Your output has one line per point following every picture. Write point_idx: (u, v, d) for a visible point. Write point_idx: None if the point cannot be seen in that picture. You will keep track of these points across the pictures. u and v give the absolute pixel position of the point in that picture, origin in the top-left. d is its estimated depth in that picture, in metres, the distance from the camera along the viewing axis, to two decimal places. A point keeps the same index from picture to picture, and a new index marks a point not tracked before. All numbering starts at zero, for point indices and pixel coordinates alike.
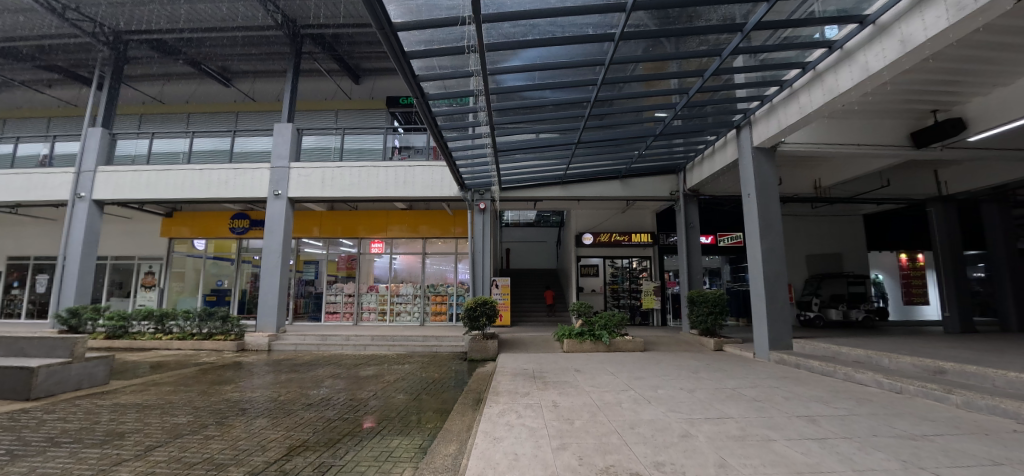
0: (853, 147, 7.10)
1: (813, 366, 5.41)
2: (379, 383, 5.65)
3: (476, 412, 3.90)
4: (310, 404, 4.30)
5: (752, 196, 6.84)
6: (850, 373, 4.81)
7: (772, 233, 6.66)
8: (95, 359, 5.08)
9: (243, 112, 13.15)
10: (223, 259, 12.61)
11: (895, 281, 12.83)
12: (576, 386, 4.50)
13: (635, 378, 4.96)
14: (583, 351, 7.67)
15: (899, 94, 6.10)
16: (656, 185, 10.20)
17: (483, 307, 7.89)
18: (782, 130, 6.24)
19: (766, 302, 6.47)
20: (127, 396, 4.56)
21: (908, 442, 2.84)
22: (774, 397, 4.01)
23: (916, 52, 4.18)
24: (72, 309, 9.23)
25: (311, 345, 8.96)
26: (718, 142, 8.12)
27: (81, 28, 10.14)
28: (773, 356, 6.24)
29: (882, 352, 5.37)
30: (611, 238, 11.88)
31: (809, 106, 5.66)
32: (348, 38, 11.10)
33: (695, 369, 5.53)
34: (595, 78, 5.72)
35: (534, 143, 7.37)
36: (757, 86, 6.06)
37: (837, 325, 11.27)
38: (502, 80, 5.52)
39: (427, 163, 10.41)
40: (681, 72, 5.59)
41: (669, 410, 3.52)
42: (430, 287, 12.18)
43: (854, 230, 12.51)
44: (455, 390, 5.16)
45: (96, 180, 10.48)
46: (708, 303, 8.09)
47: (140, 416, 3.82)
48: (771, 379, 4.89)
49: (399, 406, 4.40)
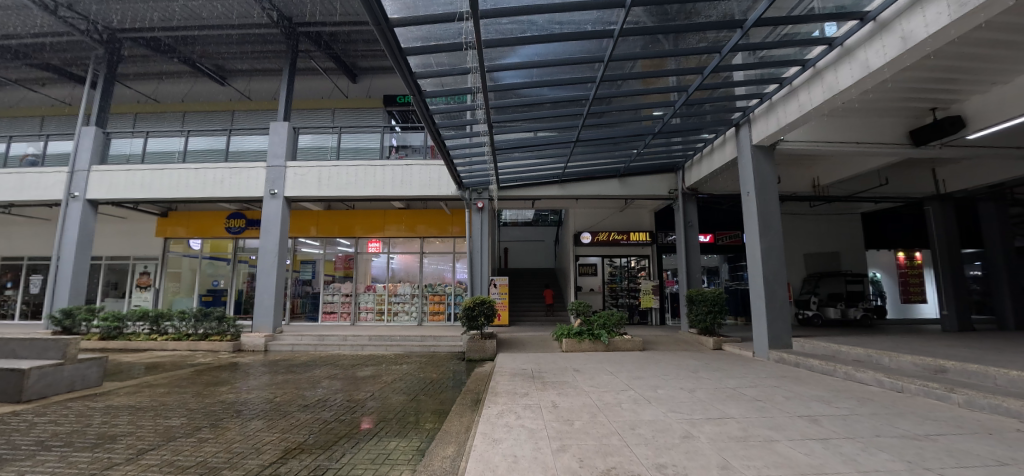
0: (852, 145, 7.07)
1: (813, 365, 5.38)
2: (376, 383, 5.60)
3: (474, 413, 3.86)
4: (307, 405, 4.24)
5: (751, 195, 6.82)
6: (850, 372, 4.79)
7: (771, 232, 6.64)
8: (88, 360, 5.01)
9: (239, 111, 13.05)
10: (219, 259, 12.52)
11: (893, 280, 12.85)
12: (575, 386, 4.46)
13: (635, 378, 4.92)
14: (582, 350, 7.64)
15: (899, 92, 6.08)
16: (654, 183, 10.17)
17: (481, 307, 7.84)
18: (781, 128, 6.21)
19: (765, 301, 6.45)
20: (120, 398, 4.49)
21: (912, 442, 2.81)
22: (775, 396, 3.98)
23: (917, 48, 4.15)
24: (66, 310, 9.14)
25: (308, 346, 8.90)
26: (717, 140, 8.09)
27: (74, 26, 10.02)
28: (773, 355, 6.22)
29: (882, 350, 5.35)
30: (610, 237, 11.85)
31: (809, 104, 5.63)
32: (345, 36, 11.02)
33: (695, 369, 5.50)
34: (593, 75, 5.66)
35: (532, 142, 7.32)
36: (756, 84, 6.03)
37: (835, 324, 11.26)
38: (500, 78, 5.47)
39: (424, 162, 10.35)
40: (681, 70, 5.55)
41: (670, 410, 3.48)
42: (427, 287, 12.12)
43: (852, 228, 12.52)
44: (453, 391, 5.11)
45: (90, 180, 10.37)
46: (707, 302, 8.07)
47: (133, 418, 3.75)
48: (772, 378, 4.87)
49: (397, 408, 4.35)
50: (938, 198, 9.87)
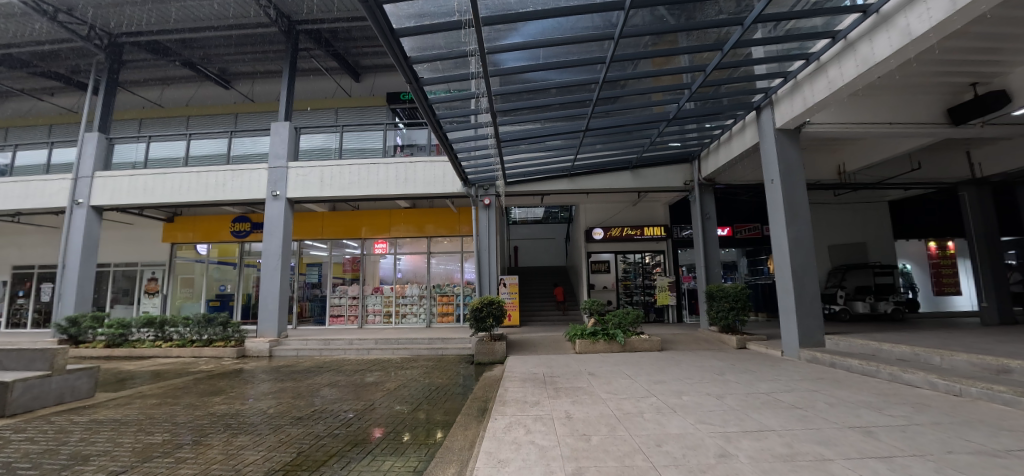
0: (886, 127, 6.49)
1: (852, 365, 4.91)
2: (378, 391, 5.29)
3: (480, 424, 3.53)
4: (301, 418, 3.94)
5: (776, 182, 6.34)
6: (897, 373, 4.34)
7: (799, 222, 6.15)
8: (77, 371, 4.80)
9: (242, 113, 12.92)
10: (225, 264, 12.43)
11: (924, 272, 12.05)
12: (590, 393, 4.08)
13: (655, 382, 4.53)
14: (596, 352, 7.25)
15: (937, 65, 5.55)
16: (668, 174, 9.71)
17: (490, 307, 7.48)
18: (808, 109, 5.73)
19: (794, 296, 5.98)
20: (107, 412, 4.26)
21: (993, 460, 2.38)
22: (816, 403, 3.56)
23: (969, 8, 3.65)
24: (72, 318, 9.07)
25: (313, 351, 8.65)
26: (735, 126, 7.64)
27: (75, 31, 9.91)
28: (804, 354, 5.74)
29: (930, 348, 4.87)
30: (623, 233, 11.40)
31: (839, 80, 5.15)
32: (345, 33, 10.78)
33: (721, 371, 5.07)
34: (603, 55, 5.23)
35: (538, 132, 6.95)
36: (780, 61, 5.57)
37: (864, 318, 10.68)
38: (501, 61, 5.08)
39: (428, 158, 10.05)
40: (696, 47, 5.12)
41: (699, 421, 3.09)
42: (435, 287, 11.85)
43: (879, 218, 11.86)
44: (460, 399, 4.77)
45: (94, 186, 10.31)
46: (729, 299, 7.58)
47: (112, 436, 3.51)
48: (808, 381, 4.41)
49: (398, 419, 4.02)
50: (974, 184, 9.28)
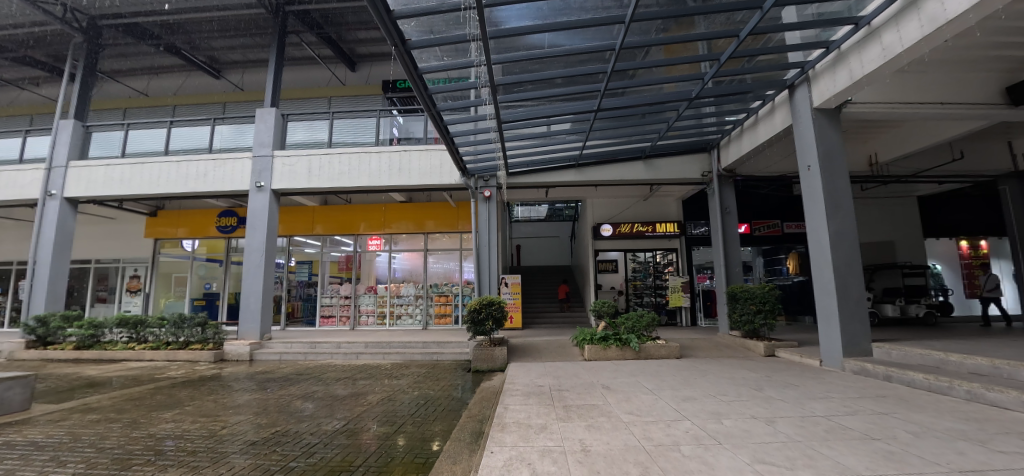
0: (936, 107, 5.72)
1: (915, 380, 4.18)
2: (357, 406, 4.57)
3: (472, 456, 2.82)
4: (256, 443, 3.24)
5: (813, 169, 5.61)
6: (978, 390, 3.60)
7: (841, 213, 5.40)
8: (7, 381, 4.13)
9: (231, 102, 12.35)
10: (212, 261, 11.78)
11: (955, 272, 11.29)
12: (608, 415, 3.37)
13: (684, 400, 3.80)
14: (607, 358, 6.52)
15: (1006, 34, 4.77)
16: (684, 165, 8.97)
17: (490, 309, 6.76)
18: (854, 83, 5.00)
19: (837, 298, 5.23)
20: (30, 430, 3.58)
21: None
22: (896, 432, 2.83)
23: None
24: (41, 318, 8.47)
25: (297, 355, 7.95)
26: (762, 109, 6.94)
27: (50, 12, 9.26)
28: (850, 365, 5.01)
29: (1010, 359, 4.13)
30: (633, 230, 10.63)
31: (896, 46, 4.40)
32: (339, 16, 10.18)
33: (758, 385, 4.33)
34: (621, 13, 4.47)
35: (545, 112, 6.18)
36: (826, 25, 4.81)
37: (893, 321, 9.87)
38: (501, 19, 4.38)
39: (424, 146, 9.37)
40: (728, 4, 4.33)
41: (756, 461, 2.36)
42: (433, 286, 11.15)
43: (907, 213, 11.05)
44: (452, 417, 4.05)
45: (68, 176, 9.68)
46: (755, 301, 6.81)
47: (14, 467, 2.80)
48: (870, 401, 3.67)
49: (374, 444, 3.31)
50: (1016, 176, 8.75)
